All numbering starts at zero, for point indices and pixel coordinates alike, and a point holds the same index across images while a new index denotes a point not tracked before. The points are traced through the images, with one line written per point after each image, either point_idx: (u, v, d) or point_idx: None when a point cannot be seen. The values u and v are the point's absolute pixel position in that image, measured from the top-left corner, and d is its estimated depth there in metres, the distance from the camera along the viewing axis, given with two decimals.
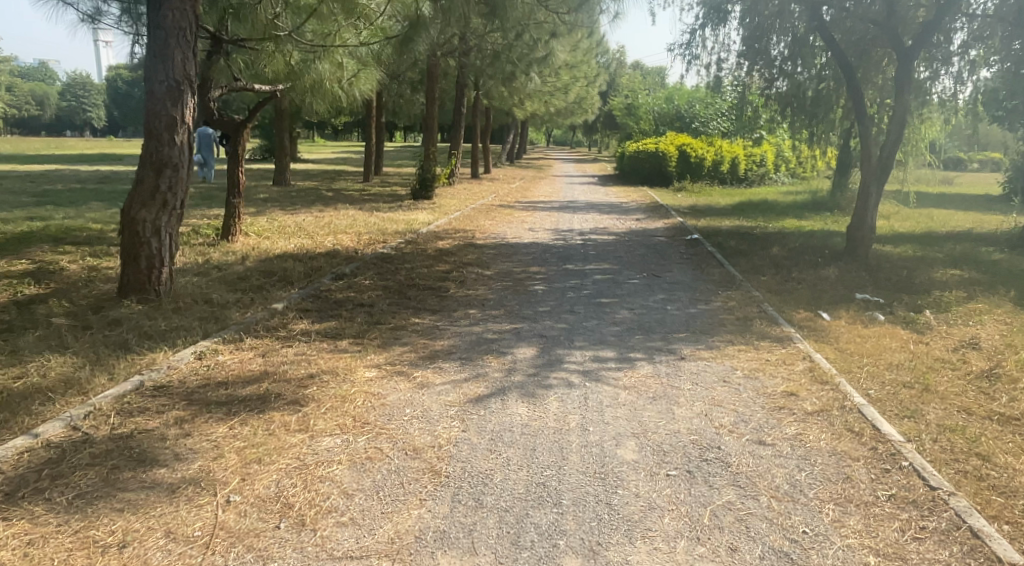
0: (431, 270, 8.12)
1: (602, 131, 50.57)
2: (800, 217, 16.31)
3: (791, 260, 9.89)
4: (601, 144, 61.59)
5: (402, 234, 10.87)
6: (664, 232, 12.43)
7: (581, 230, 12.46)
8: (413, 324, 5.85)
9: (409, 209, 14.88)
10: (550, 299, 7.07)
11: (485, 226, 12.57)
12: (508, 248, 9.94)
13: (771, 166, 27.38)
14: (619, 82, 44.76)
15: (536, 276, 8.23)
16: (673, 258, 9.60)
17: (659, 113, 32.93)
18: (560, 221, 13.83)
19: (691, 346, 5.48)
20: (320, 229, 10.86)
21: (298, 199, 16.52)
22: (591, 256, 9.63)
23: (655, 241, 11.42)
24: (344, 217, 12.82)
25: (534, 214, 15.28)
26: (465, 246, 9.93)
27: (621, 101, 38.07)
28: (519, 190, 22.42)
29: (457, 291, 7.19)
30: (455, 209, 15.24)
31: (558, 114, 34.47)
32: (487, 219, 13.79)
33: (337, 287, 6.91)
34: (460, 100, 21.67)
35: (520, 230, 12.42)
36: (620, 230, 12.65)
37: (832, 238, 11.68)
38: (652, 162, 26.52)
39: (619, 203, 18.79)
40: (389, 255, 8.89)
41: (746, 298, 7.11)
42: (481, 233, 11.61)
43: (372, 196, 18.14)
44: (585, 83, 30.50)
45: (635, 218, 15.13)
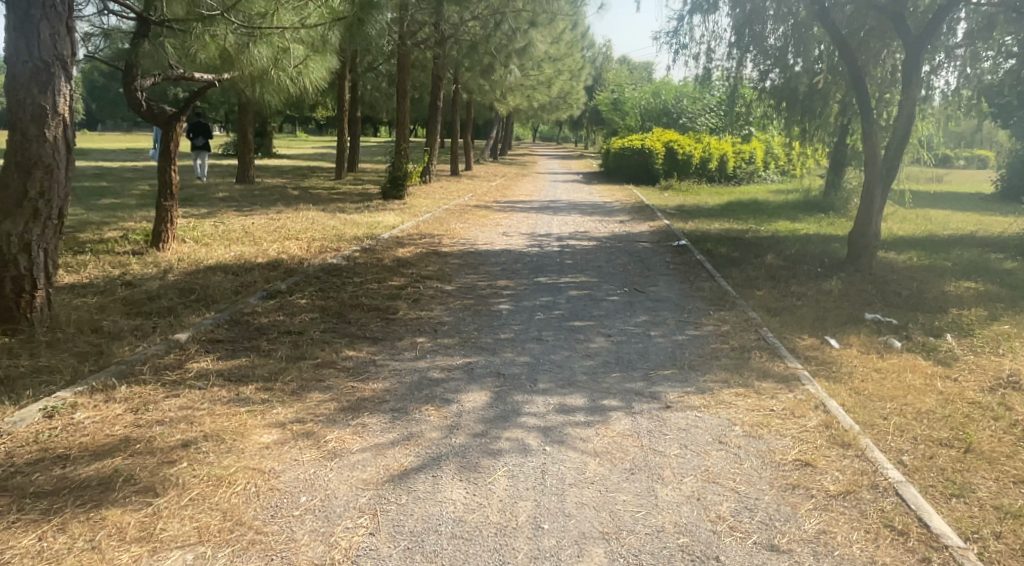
0: (383, 285, 7.14)
1: (589, 127, 49.67)
2: (793, 218, 15.43)
3: (788, 270, 8.96)
4: (587, 139, 60.69)
5: (361, 239, 9.85)
6: (648, 238, 11.50)
7: (558, 235, 11.52)
8: (345, 360, 4.85)
9: (376, 211, 13.88)
10: (515, 323, 6.10)
11: (454, 231, 11.60)
12: (476, 257, 8.96)
13: (760, 164, 26.53)
14: (605, 77, 43.80)
15: (503, 292, 7.26)
16: (657, 269, 8.67)
17: (645, 109, 32.04)
18: (536, 224, 12.87)
19: (678, 389, 4.51)
20: (269, 235, 9.83)
21: (259, 199, 15.47)
22: (566, 267, 8.67)
23: (639, 248, 10.49)
24: (302, 220, 11.79)
25: (511, 216, 14.32)
26: (428, 254, 8.95)
27: (606, 97, 37.16)
28: (499, 189, 21.43)
29: (408, 313, 6.21)
30: (426, 210, 14.25)
31: (543, 110, 33.51)
32: (457, 221, 12.81)
33: (265, 309, 5.90)
34: (437, 95, 20.64)
35: (492, 235, 11.45)
36: (600, 235, 11.71)
37: (830, 245, 10.77)
38: (637, 160, 25.58)
39: (602, 203, 17.88)
40: (341, 267, 7.89)
41: (742, 321, 6.17)
42: (449, 239, 10.63)
43: (341, 196, 17.12)
44: (570, 77, 29.52)
45: (617, 220, 14.19)
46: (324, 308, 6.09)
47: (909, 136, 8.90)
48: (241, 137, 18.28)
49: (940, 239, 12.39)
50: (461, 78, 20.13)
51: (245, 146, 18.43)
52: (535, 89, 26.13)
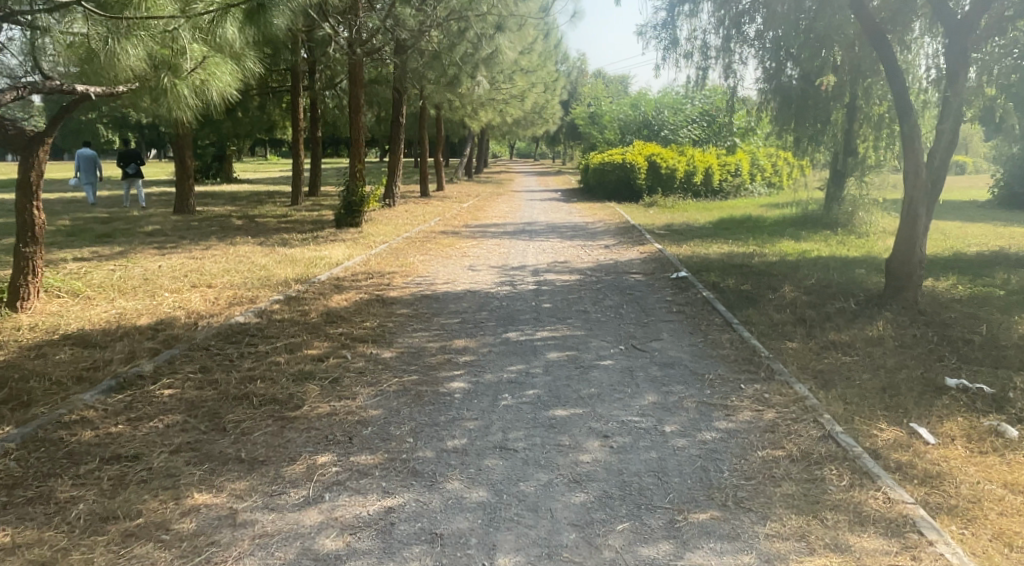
0: (293, 354, 5.30)
1: (567, 142, 48.20)
2: (796, 236, 13.74)
3: (819, 309, 7.18)
4: (566, 154, 59.12)
5: (290, 283, 7.99)
6: (640, 268, 9.75)
7: (532, 267, 9.72)
8: (181, 518, 3.06)
9: (326, 243, 12.06)
10: (469, 413, 4.28)
11: (412, 266, 9.76)
12: (430, 304, 7.13)
13: (747, 176, 24.93)
14: (581, 91, 42.26)
15: (458, 358, 5.43)
16: (656, 314, 6.90)
17: (624, 121, 30.43)
18: (508, 253, 11.09)
19: (727, 559, 2.83)
20: (175, 283, 7.97)
21: (195, 233, 13.59)
22: (542, 314, 6.86)
23: (632, 282, 8.73)
24: (228, 259, 9.89)
25: (481, 243, 12.51)
26: (370, 302, 7.12)
27: (584, 110, 35.62)
28: (471, 211, 19.63)
29: (317, 404, 4.36)
30: (384, 240, 12.44)
31: (518, 125, 31.84)
32: (415, 253, 10.98)
33: (100, 415, 4.09)
34: (398, 111, 18.89)
35: (456, 270, 9.62)
36: (584, 266, 9.93)
37: (857, 273, 9.01)
38: (617, 176, 23.91)
39: (583, 224, 16.14)
40: (250, 326, 6.06)
41: (788, 399, 4.40)
42: (402, 278, 8.80)
43: (291, 225, 15.27)
44: (544, 90, 27.87)
45: (602, 245, 12.44)
46: (193, 405, 4.26)
47: (956, 140, 7.15)
48: (178, 162, 16.43)
49: (975, 259, 10.71)
50: (424, 92, 18.41)
51: (184, 172, 16.58)
52: (508, 104, 24.50)
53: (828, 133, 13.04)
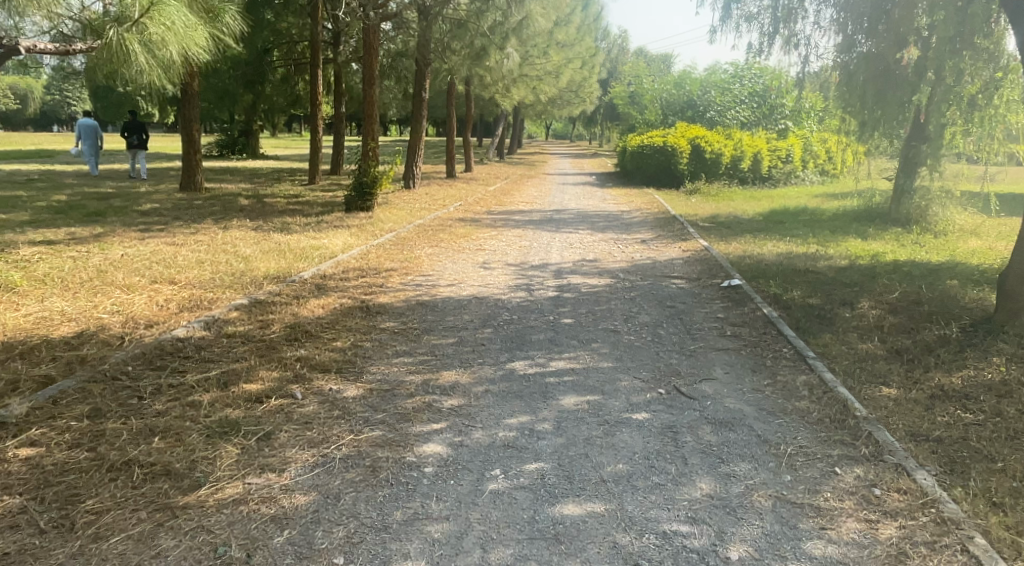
0: (227, 391, 4.00)
1: (604, 123, 46.54)
2: (859, 233, 12.19)
3: (911, 337, 5.73)
4: (604, 135, 57.25)
5: (265, 281, 6.74)
6: (681, 271, 8.33)
7: (555, 267, 8.36)
8: None
9: (330, 230, 10.84)
10: (438, 501, 3.01)
11: (417, 262, 8.46)
12: (423, 316, 5.85)
13: (798, 162, 23.17)
14: (620, 69, 40.55)
15: (443, 400, 4.12)
16: (704, 338, 5.52)
17: (667, 101, 28.69)
18: (530, 247, 9.74)
19: None
20: (130, 277, 6.73)
21: (191, 214, 12.44)
22: (560, 335, 5.52)
23: (672, 290, 7.33)
24: (210, 247, 8.68)
25: (502, 233, 11.20)
26: (352, 312, 5.83)
27: (623, 90, 33.96)
28: (498, 194, 18.27)
29: (223, 482, 3.05)
30: (394, 227, 11.17)
31: (554, 105, 30.27)
32: (424, 245, 9.68)
33: None
34: (422, 84, 17.49)
35: (466, 267, 8.31)
36: (615, 267, 8.55)
37: (946, 286, 7.49)
38: (657, 160, 22.30)
39: (617, 213, 14.73)
40: (190, 343, 4.78)
41: (907, 497, 3.10)
42: (401, 277, 7.52)
43: (301, 206, 14.10)
44: (581, 66, 26.27)
45: (638, 240, 11.02)
46: (46, 481, 3.01)
47: None
48: (184, 137, 15.30)
49: None
50: (451, 65, 17.08)
51: (190, 148, 15.45)
52: (542, 81, 23.01)
53: (902, 115, 11.44)
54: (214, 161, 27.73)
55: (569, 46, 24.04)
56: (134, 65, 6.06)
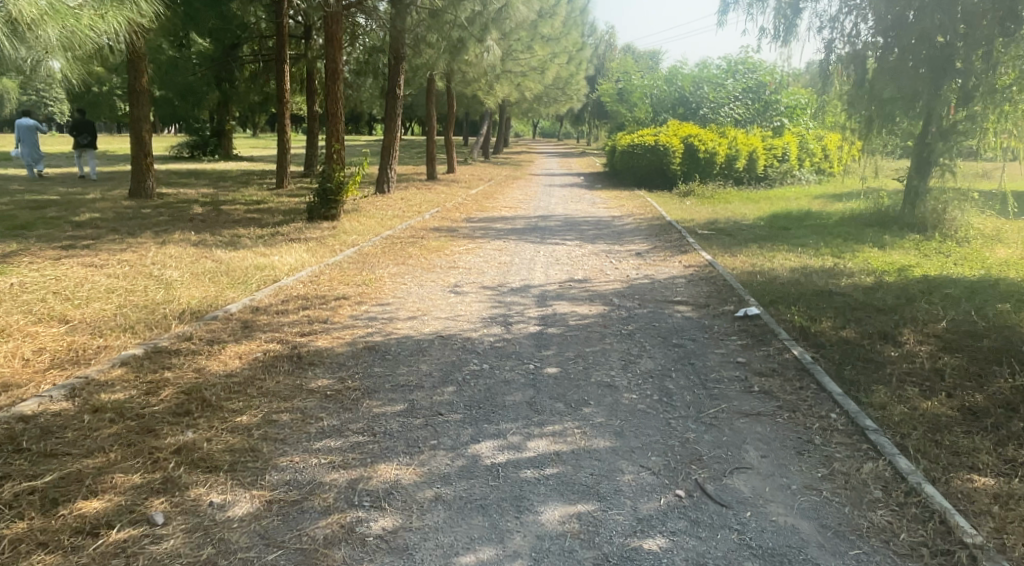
0: (50, 517, 2.83)
1: (592, 121, 45.41)
2: (875, 241, 11.09)
3: (986, 390, 4.53)
4: (593, 133, 56.09)
5: (178, 319, 5.46)
6: (685, 294, 7.10)
7: (538, 291, 7.12)
8: None
9: (284, 245, 9.57)
10: None
11: (376, 285, 7.20)
12: (368, 370, 4.58)
13: (794, 161, 22.04)
14: (607, 66, 39.42)
15: (372, 522, 2.88)
16: (727, 398, 4.29)
17: (658, 97, 27.51)
18: (511, 264, 8.51)
19: None
20: (10, 315, 5.45)
21: (134, 225, 11.14)
22: (541, 395, 4.28)
23: (677, 321, 6.10)
24: (131, 271, 7.39)
25: (480, 245, 9.96)
26: (277, 364, 4.56)
27: (611, 86, 32.79)
28: (479, 198, 17.05)
29: None
30: (358, 241, 9.91)
31: (540, 103, 29.03)
32: (389, 262, 8.42)
33: None
34: (396, 81, 16.14)
35: (433, 292, 7.05)
36: (608, 289, 7.33)
37: (999, 312, 6.30)
38: (648, 160, 21.14)
39: (608, 218, 13.53)
40: (35, 427, 3.55)
41: None
42: (352, 307, 6.26)
43: (260, 215, 12.82)
44: (567, 61, 25.06)
45: (633, 253, 9.81)
46: None
47: None
48: (133, 140, 13.96)
49: None
50: (426, 58, 15.79)
51: (140, 152, 14.11)
52: (526, 78, 21.77)
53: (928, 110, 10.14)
54: (182, 163, 26.29)
55: (554, 40, 22.81)
56: (4, 56, 4.87)
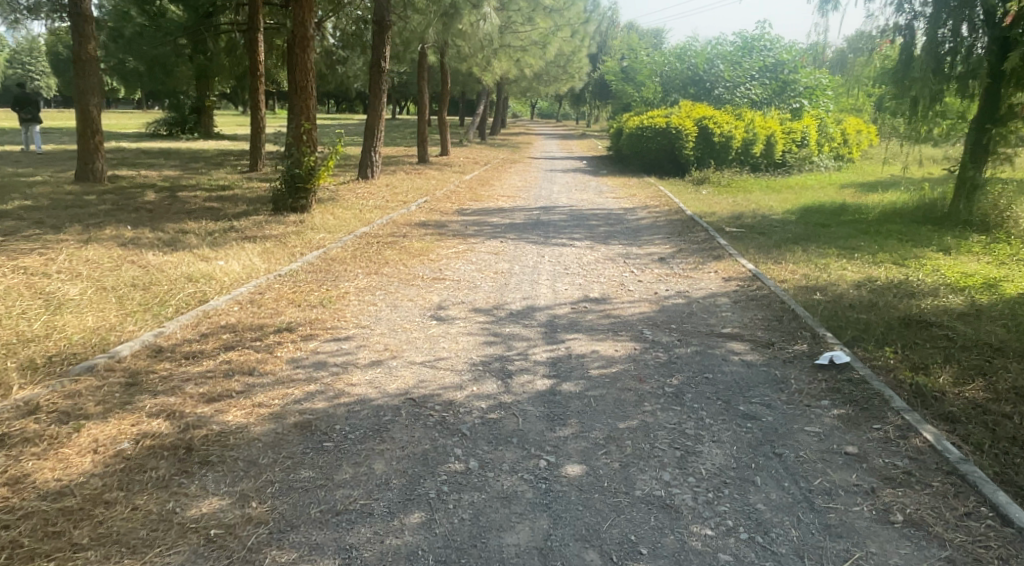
0: None
1: (594, 101, 43.62)
2: (934, 243, 9.51)
3: None
4: (594, 113, 54.25)
5: (36, 375, 3.82)
6: (735, 323, 5.48)
7: (545, 320, 5.52)
8: None
9: (234, 245, 7.94)
10: None
11: (335, 307, 5.58)
12: (290, 475, 2.95)
13: (814, 146, 20.41)
14: (611, 43, 37.64)
15: None
16: (858, 543, 2.73)
17: (668, 76, 25.72)
18: (509, 277, 6.89)
19: None
20: None
21: (67, 215, 9.51)
22: (558, 533, 2.70)
23: (737, 370, 4.47)
24: (20, 286, 5.74)
25: (472, 247, 8.34)
26: (147, 466, 2.97)
27: (616, 65, 31.02)
28: (474, 184, 15.36)
29: None
30: (326, 240, 8.29)
31: (539, 82, 27.27)
32: (357, 272, 6.80)
33: None
34: (381, 51, 14.33)
35: (409, 318, 5.42)
36: (634, 315, 5.71)
37: None
38: (658, 144, 19.46)
39: (620, 212, 11.91)
40: None
41: None
42: (295, 344, 4.63)
43: (220, 204, 11.17)
44: (570, 37, 23.30)
45: (655, 258, 8.20)
46: None
47: None
48: (78, 116, 12.21)
49: None
50: (415, 27, 14.07)
51: (87, 129, 12.36)
52: (528, 53, 20.01)
53: None
54: (157, 142, 24.46)
55: (557, 12, 21.07)
56: None
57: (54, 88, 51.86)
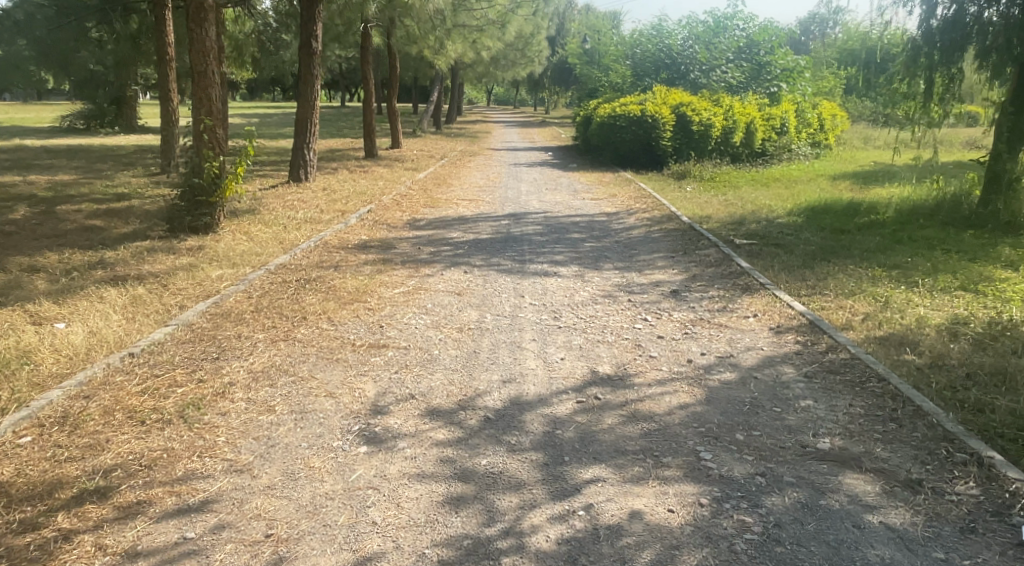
0: None
1: (554, 87, 41.69)
2: (990, 255, 7.78)
3: None
4: (553, 100, 52.33)
5: None
6: (833, 429, 3.56)
7: (542, 432, 3.55)
8: None
9: (91, 294, 5.74)
10: None
11: (202, 426, 3.52)
12: None
13: (795, 133, 18.78)
14: (570, 26, 35.72)
15: None
16: None
17: (638, 58, 23.67)
18: (478, 339, 4.89)
19: None
20: None
21: None
22: None
23: (893, 560, 2.57)
24: None
25: (425, 284, 6.31)
26: None
27: (578, 47, 29.08)
28: (428, 185, 13.30)
29: None
30: (227, 279, 6.16)
31: (496, 67, 25.17)
32: (256, 341, 4.71)
33: None
34: (311, 31, 12.03)
35: (325, 442, 3.40)
36: (672, 411, 3.75)
37: None
38: (631, 135, 17.53)
39: (603, 220, 10.01)
40: None
41: None
42: (98, 538, 2.62)
43: (107, 222, 8.91)
44: (529, 15, 21.25)
45: (666, 293, 6.29)
46: None
47: None
48: None
49: None
50: None
51: None
52: (484, 34, 17.87)
53: None
54: (68, 139, 21.73)
55: None
56: None
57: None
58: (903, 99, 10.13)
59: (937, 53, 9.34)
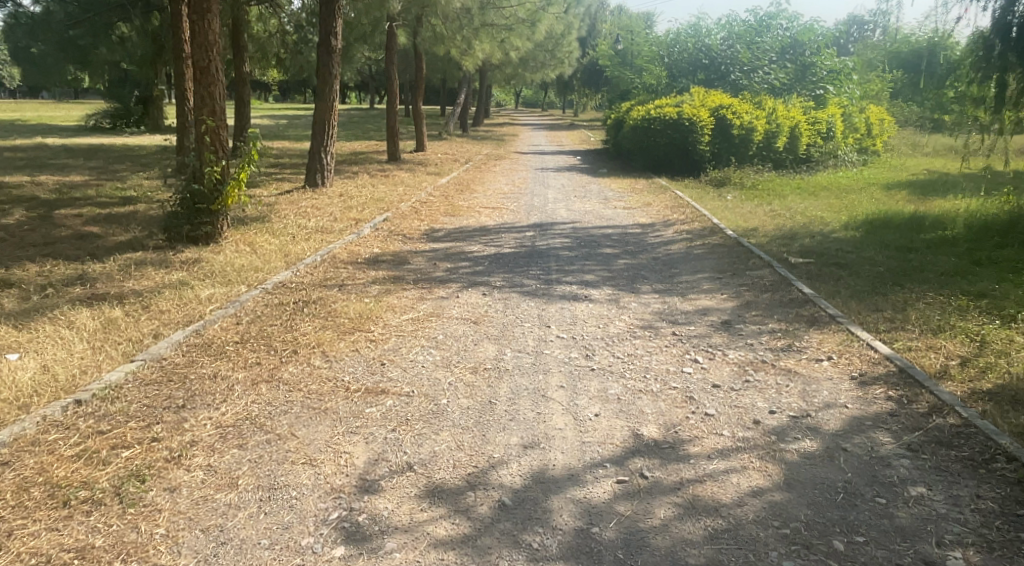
0: None
1: (584, 89, 40.85)
2: None
3: None
4: (582, 102, 51.45)
5: None
6: (957, 537, 2.71)
7: (574, 530, 2.72)
8: None
9: (59, 316, 5.02)
10: None
11: (140, 511, 2.75)
12: None
13: (841, 139, 17.72)
14: (602, 27, 34.85)
15: None
16: None
17: (675, 58, 22.68)
18: (497, 385, 4.07)
19: None
20: None
21: None
22: None
23: None
24: None
25: (437, 308, 5.52)
26: None
27: (610, 48, 28.19)
28: (452, 190, 12.54)
29: None
30: (215, 299, 5.41)
31: (525, 68, 24.39)
32: (233, 382, 3.94)
33: None
34: (331, 26, 11.31)
35: (292, 540, 2.62)
36: (744, 501, 2.91)
37: None
38: (667, 139, 16.61)
39: (637, 233, 9.17)
40: None
41: None
42: None
43: (104, 229, 8.24)
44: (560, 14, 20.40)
45: (716, 325, 5.42)
46: None
47: None
48: None
49: None
50: None
51: None
52: (513, 35, 17.05)
53: None
54: (91, 138, 21.31)
55: None
56: None
57: (19, 76, 48.82)
58: (973, 104, 8.99)
59: (1012, 50, 8.03)
